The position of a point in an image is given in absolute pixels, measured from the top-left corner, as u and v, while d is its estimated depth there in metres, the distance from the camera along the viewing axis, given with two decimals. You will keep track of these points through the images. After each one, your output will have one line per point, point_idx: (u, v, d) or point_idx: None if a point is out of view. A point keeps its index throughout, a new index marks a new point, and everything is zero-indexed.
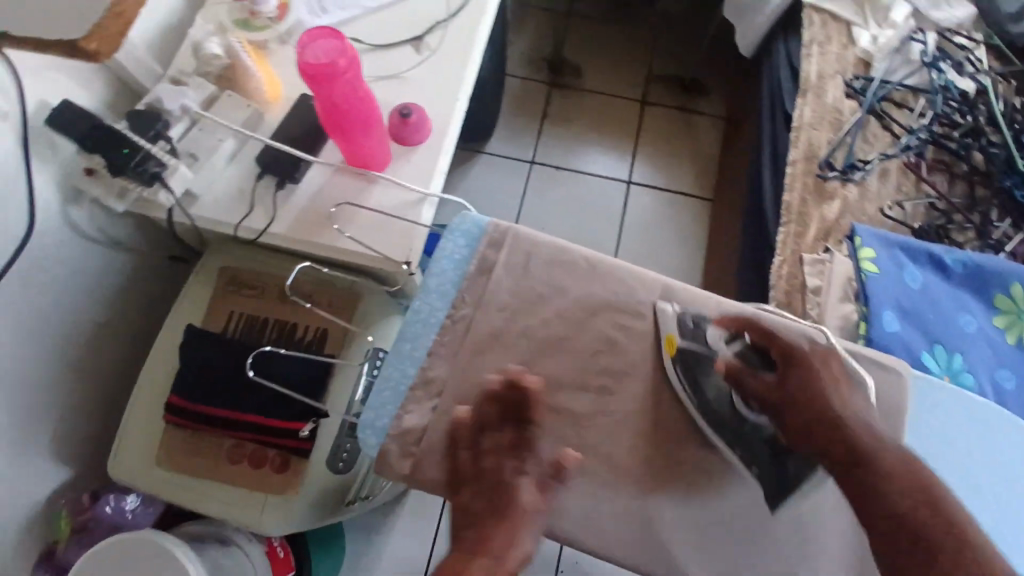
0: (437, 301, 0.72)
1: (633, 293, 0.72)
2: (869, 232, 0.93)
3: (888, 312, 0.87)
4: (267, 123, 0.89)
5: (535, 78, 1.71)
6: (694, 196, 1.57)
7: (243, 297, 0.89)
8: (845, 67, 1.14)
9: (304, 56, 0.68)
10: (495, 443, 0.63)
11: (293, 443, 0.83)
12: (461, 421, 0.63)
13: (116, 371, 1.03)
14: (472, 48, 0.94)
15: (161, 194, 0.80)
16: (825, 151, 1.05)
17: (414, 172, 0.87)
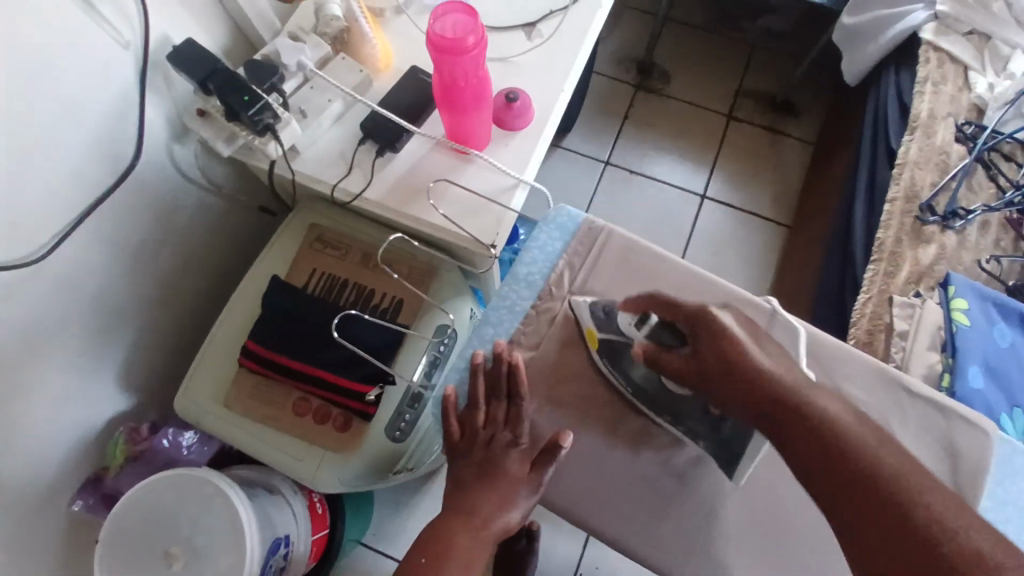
0: (523, 288, 0.77)
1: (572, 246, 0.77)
2: (965, 283, 0.90)
3: (975, 368, 0.84)
4: (374, 90, 0.91)
5: (622, 78, 1.69)
6: (768, 219, 1.54)
7: (327, 256, 0.91)
8: (959, 109, 1.09)
9: (435, 28, 0.68)
10: (475, 414, 0.70)
11: (358, 406, 0.84)
12: (452, 397, 0.70)
13: (194, 309, 1.07)
14: (583, 41, 0.93)
15: (272, 146, 0.82)
16: (927, 193, 1.01)
17: (510, 158, 0.87)
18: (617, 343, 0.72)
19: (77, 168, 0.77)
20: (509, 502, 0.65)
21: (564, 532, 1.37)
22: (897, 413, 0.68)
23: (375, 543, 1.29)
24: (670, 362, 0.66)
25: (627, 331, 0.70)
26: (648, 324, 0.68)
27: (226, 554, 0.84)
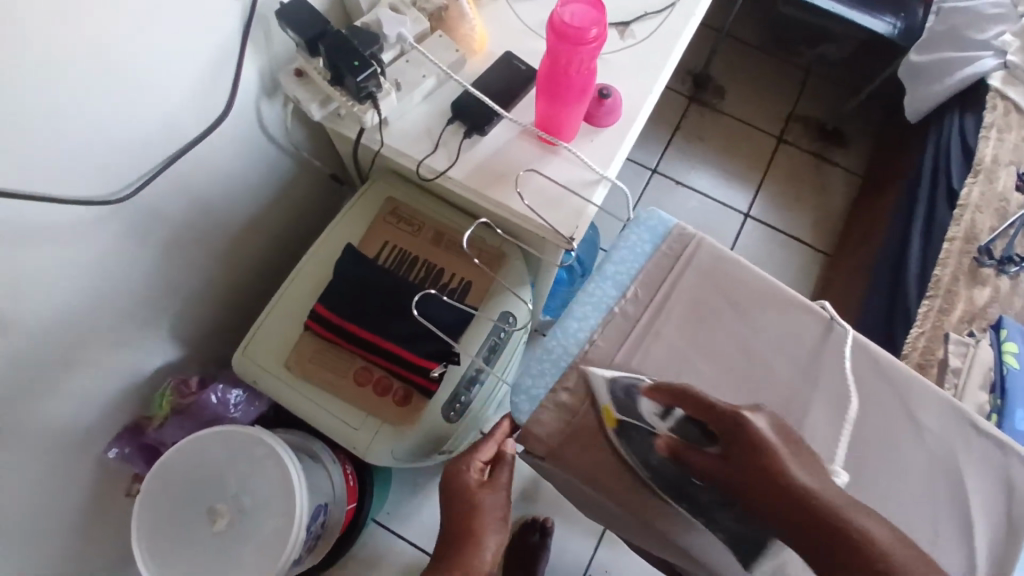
0: (611, 287, 0.72)
1: (637, 416, 0.65)
2: (1017, 328, 0.92)
3: (1023, 411, 0.86)
4: (467, 71, 0.91)
5: (676, 89, 1.71)
6: (808, 245, 1.56)
7: (401, 230, 0.90)
8: (1022, 158, 1.11)
9: (557, 15, 0.69)
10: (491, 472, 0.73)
11: (421, 381, 0.83)
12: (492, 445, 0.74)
13: (249, 268, 1.06)
14: (675, 46, 0.95)
15: (369, 115, 0.82)
16: (986, 237, 1.03)
17: (595, 153, 0.88)
18: (634, 428, 0.65)
19: (172, 112, 0.77)
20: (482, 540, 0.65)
21: (580, 530, 1.38)
22: (958, 443, 0.69)
23: (392, 523, 1.29)
24: (696, 462, 0.58)
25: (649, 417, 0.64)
26: (672, 416, 0.62)
27: (273, 516, 0.85)
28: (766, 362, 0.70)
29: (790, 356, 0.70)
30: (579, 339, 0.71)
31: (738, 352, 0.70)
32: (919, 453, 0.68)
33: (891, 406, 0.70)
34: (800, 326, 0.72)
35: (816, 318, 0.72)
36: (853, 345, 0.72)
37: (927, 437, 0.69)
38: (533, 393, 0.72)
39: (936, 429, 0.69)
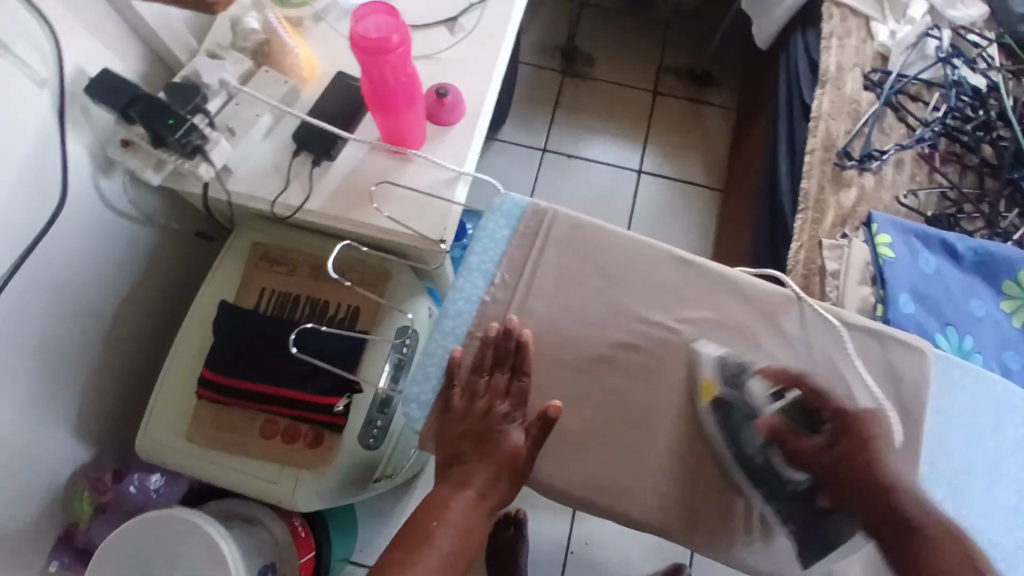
0: (478, 279, 0.73)
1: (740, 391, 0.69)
2: (888, 220, 0.96)
3: (905, 296, 0.92)
4: (303, 100, 0.89)
5: (548, 66, 1.72)
6: (704, 187, 1.60)
7: (274, 273, 0.88)
8: (864, 60, 1.16)
9: (356, 30, 0.68)
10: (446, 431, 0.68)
11: (326, 418, 0.83)
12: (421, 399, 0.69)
13: (142, 346, 1.03)
14: (506, 30, 0.95)
15: (203, 167, 0.80)
16: (843, 140, 1.07)
17: (448, 153, 0.87)
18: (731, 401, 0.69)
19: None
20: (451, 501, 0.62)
21: (551, 513, 1.40)
22: (831, 344, 0.73)
23: (362, 561, 1.27)
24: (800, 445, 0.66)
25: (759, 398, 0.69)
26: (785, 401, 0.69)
27: None
28: (641, 315, 0.72)
29: (661, 304, 0.73)
30: (457, 335, 0.70)
31: (609, 312, 0.72)
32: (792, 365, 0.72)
33: (765, 325, 0.73)
34: (665, 272, 0.74)
35: (675, 260, 0.75)
36: (717, 278, 0.74)
37: (801, 346, 0.72)
38: (424, 400, 0.68)
39: (807, 336, 0.73)
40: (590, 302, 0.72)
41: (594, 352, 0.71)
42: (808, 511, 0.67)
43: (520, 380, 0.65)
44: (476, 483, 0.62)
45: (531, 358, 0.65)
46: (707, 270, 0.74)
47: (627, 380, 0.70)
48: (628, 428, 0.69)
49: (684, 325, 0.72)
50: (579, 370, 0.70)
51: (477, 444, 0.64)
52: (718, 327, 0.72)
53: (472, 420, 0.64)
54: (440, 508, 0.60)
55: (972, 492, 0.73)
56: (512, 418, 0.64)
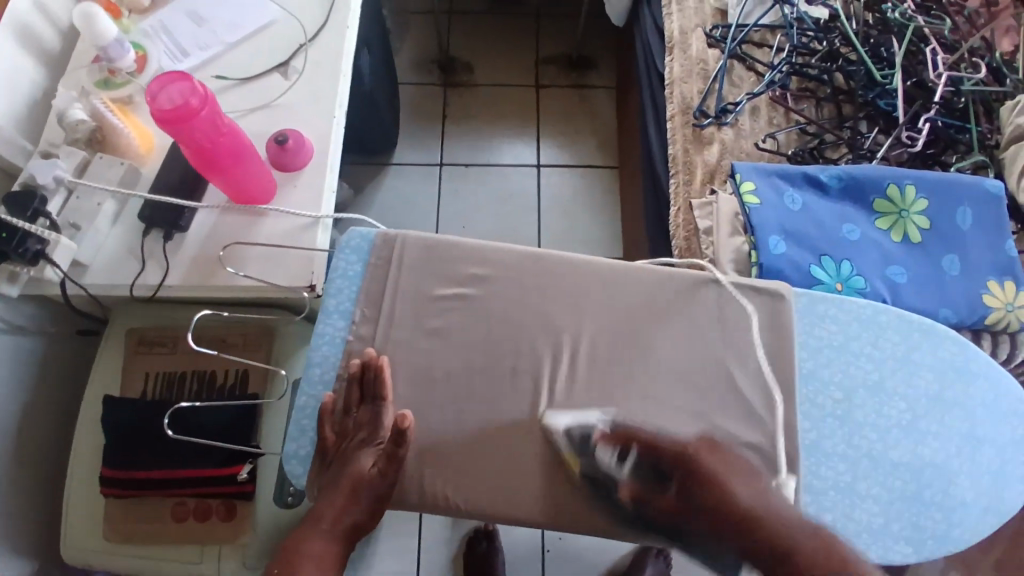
0: (338, 320, 0.72)
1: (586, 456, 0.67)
2: (748, 168, 0.98)
3: (775, 237, 0.93)
4: (144, 178, 0.88)
5: (429, 82, 1.72)
6: (602, 167, 1.63)
7: (156, 355, 0.87)
8: (705, 18, 1.18)
9: (156, 104, 0.69)
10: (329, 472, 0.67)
11: (233, 489, 0.82)
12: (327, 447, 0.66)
13: (51, 458, 0.99)
14: (340, 64, 0.94)
15: (49, 271, 0.80)
16: (698, 100, 1.10)
17: (303, 198, 0.86)
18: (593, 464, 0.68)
19: None
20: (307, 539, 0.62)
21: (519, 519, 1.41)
22: (694, 307, 0.74)
23: None
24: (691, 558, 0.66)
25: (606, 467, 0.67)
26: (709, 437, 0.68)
27: None
28: (508, 318, 0.72)
29: (523, 303, 0.73)
30: (326, 381, 0.70)
31: (473, 321, 0.72)
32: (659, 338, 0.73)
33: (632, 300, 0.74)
34: (525, 272, 0.74)
35: (531, 258, 0.75)
36: (577, 266, 0.75)
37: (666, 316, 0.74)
38: (302, 454, 0.68)
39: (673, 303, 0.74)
40: (454, 318, 0.72)
41: (468, 368, 0.70)
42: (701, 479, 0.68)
43: (378, 405, 0.66)
44: (326, 515, 0.63)
45: (386, 383, 0.67)
46: (564, 260, 0.75)
47: (500, 385, 0.70)
48: (514, 435, 0.69)
49: (550, 320, 0.73)
50: (456, 389, 0.70)
51: (333, 478, 0.64)
52: (582, 313, 0.73)
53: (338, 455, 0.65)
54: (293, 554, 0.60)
55: (860, 419, 0.73)
56: (367, 443, 0.65)
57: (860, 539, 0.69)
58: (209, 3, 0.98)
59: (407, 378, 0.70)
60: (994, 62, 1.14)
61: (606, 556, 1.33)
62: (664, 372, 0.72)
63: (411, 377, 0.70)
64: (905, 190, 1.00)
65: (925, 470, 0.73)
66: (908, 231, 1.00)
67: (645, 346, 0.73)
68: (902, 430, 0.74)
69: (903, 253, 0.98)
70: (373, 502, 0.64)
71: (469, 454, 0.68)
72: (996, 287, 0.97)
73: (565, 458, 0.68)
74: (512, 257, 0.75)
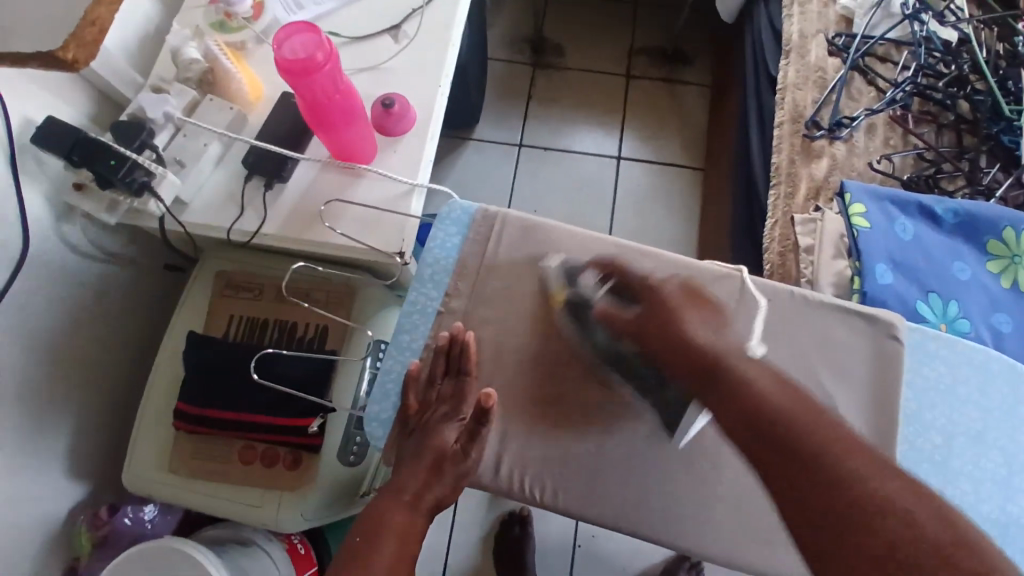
0: (431, 290, 0.71)
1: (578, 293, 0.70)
2: (860, 188, 0.92)
3: (882, 265, 0.88)
4: (251, 126, 0.89)
5: (518, 60, 1.69)
6: (683, 167, 1.58)
7: (240, 299, 0.88)
8: (827, 24, 1.11)
9: (281, 53, 0.69)
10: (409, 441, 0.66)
11: (301, 440, 0.83)
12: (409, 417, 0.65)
13: (125, 384, 1.03)
14: (449, 33, 0.92)
15: (153, 205, 0.82)
16: (810, 110, 1.04)
17: (401, 165, 0.85)
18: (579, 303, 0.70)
19: None
20: (391, 505, 0.60)
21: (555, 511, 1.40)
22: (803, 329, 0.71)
23: None
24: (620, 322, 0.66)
25: (587, 291, 0.70)
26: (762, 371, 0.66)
27: None
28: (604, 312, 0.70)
29: None
30: (413, 350, 0.69)
31: (567, 311, 0.70)
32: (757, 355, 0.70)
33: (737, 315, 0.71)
34: (626, 270, 0.72)
35: (632, 256, 0.73)
36: (680, 271, 0.72)
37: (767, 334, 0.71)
38: (383, 417, 0.68)
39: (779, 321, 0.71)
40: (549, 305, 0.70)
41: (557, 357, 0.69)
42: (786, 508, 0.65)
43: (462, 380, 0.66)
44: (408, 487, 0.61)
45: (473, 359, 0.66)
46: (668, 263, 0.73)
47: (588, 379, 0.68)
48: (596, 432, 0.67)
49: None
50: (546, 378, 0.68)
51: (414, 449, 0.64)
52: None
53: (421, 426, 0.65)
54: (376, 519, 0.59)
55: (958, 468, 0.70)
56: (450, 417, 0.65)
57: None
58: None
59: (496, 359, 0.68)
60: None
61: (639, 561, 1.31)
62: None
63: (501, 358, 0.69)
64: (1021, 236, 0.93)
65: (1014, 532, 0.69)
66: (1018, 277, 0.93)
67: None
68: (997, 486, 0.70)
69: (1012, 301, 0.91)
70: (452, 478, 0.63)
71: (546, 441, 0.67)
72: None
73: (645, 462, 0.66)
74: (613, 253, 0.73)
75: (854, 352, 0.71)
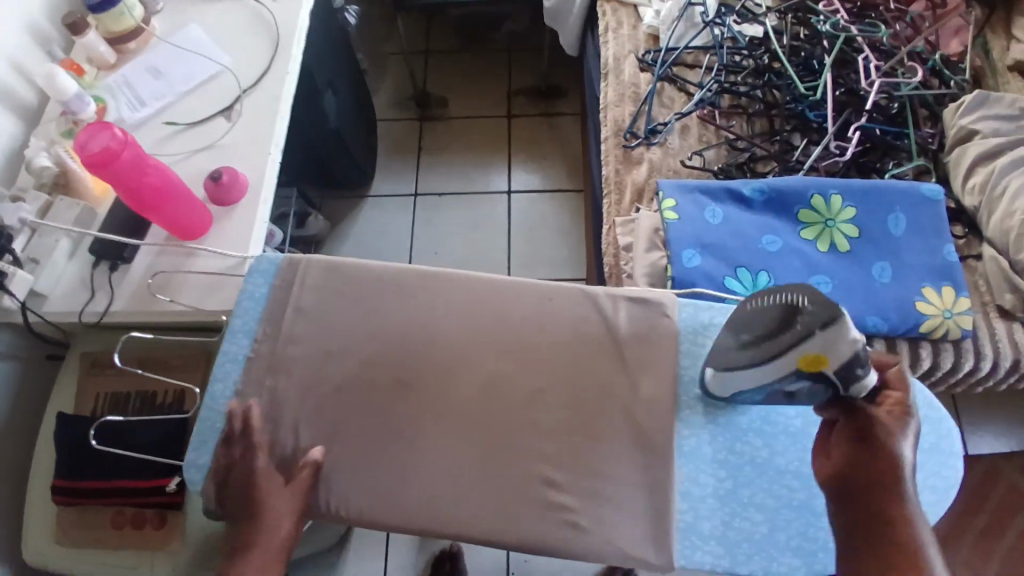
0: (242, 339, 0.75)
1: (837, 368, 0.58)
2: (671, 186, 1.01)
3: (690, 251, 0.94)
4: (99, 218, 0.97)
5: (405, 117, 1.80)
6: (568, 190, 1.68)
7: (105, 377, 0.94)
8: (638, 44, 1.22)
9: (83, 149, 0.78)
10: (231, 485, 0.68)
11: (164, 499, 0.87)
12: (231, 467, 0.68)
13: (22, 477, 1.07)
14: (277, 105, 1.01)
15: (8, 299, 0.88)
16: (629, 122, 1.13)
17: (234, 231, 0.92)
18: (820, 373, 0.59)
19: None
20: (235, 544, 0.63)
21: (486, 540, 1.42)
22: (596, 318, 0.74)
23: None
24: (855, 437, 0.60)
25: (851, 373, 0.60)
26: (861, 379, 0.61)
27: None
28: (404, 333, 0.74)
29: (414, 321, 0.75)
30: (226, 395, 0.72)
31: (365, 337, 0.74)
32: (545, 352, 0.73)
33: (531, 317, 0.75)
34: (420, 292, 0.77)
35: (427, 278, 0.78)
36: (473, 284, 0.77)
37: (554, 330, 0.74)
38: (201, 463, 0.71)
39: (574, 314, 0.74)
40: (351, 333, 0.75)
41: (364, 381, 0.72)
42: (591, 489, 0.67)
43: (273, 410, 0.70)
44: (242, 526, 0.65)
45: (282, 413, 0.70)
46: (459, 279, 0.77)
47: (393, 394, 0.72)
48: (405, 446, 0.70)
49: (442, 336, 0.74)
50: (356, 400, 0.72)
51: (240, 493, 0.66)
52: (473, 324, 0.75)
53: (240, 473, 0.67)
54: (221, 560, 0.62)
55: (745, 425, 0.71)
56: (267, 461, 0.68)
57: (743, 552, 0.66)
58: (166, 58, 1.08)
59: (304, 391, 0.72)
60: (936, 65, 1.16)
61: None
62: (560, 381, 0.72)
63: (310, 389, 0.72)
64: (831, 200, 1.01)
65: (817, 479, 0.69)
66: (835, 239, 0.99)
67: (540, 360, 0.73)
68: (793, 438, 0.71)
69: (831, 262, 0.97)
70: (302, 495, 0.66)
71: (356, 459, 0.69)
72: (931, 293, 0.96)
73: (452, 465, 0.69)
74: (411, 276, 0.78)
75: (648, 335, 0.73)
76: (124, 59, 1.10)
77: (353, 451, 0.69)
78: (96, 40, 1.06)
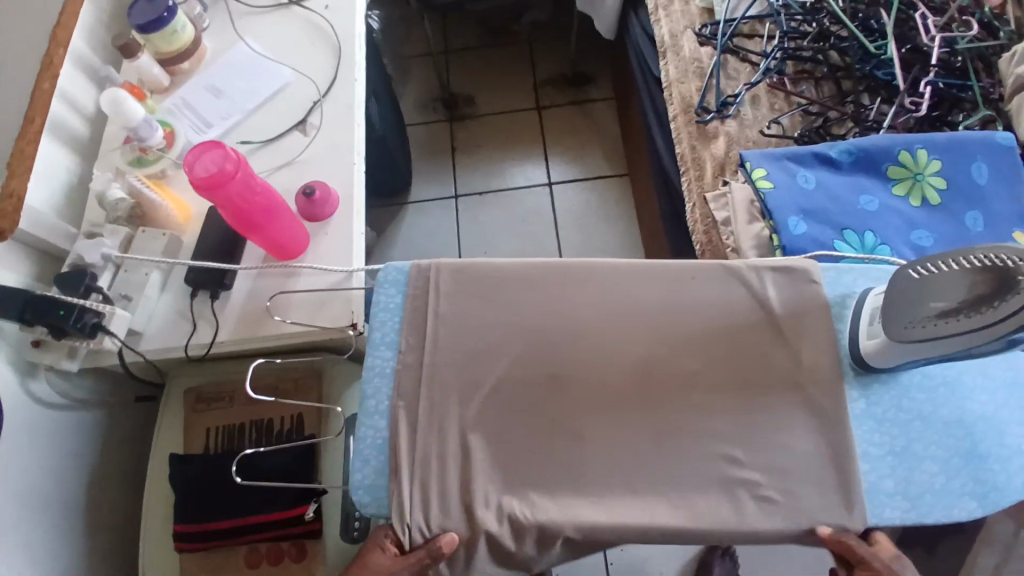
0: (386, 351, 0.73)
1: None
2: (756, 156, 1.00)
3: (793, 218, 0.94)
4: (186, 246, 0.94)
5: (435, 119, 1.77)
6: (610, 176, 1.67)
7: (216, 410, 0.91)
8: (692, 19, 1.21)
9: (194, 173, 0.76)
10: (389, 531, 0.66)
11: (301, 529, 0.85)
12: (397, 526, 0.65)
13: (122, 524, 1.03)
14: (353, 114, 0.99)
15: (108, 341, 0.84)
16: (697, 98, 1.12)
17: (333, 245, 0.90)
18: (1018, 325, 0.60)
19: None
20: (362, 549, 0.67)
21: None
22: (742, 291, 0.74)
23: None
24: None
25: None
26: None
27: None
28: (549, 328, 0.73)
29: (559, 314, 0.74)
30: (381, 412, 0.70)
31: (510, 337, 0.73)
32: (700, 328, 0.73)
33: (677, 298, 0.74)
34: (559, 285, 0.75)
35: (563, 271, 0.76)
36: (610, 270, 0.76)
37: (703, 306, 0.73)
38: (368, 483, 0.68)
39: (721, 289, 0.74)
40: (497, 334, 0.73)
41: (518, 382, 0.71)
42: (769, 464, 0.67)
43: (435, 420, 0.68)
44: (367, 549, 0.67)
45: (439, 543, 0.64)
46: (596, 266, 0.76)
47: (551, 391, 0.71)
48: (573, 442, 0.68)
49: (590, 327, 0.73)
50: (513, 403, 0.70)
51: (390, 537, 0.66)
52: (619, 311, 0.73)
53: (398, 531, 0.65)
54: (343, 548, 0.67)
55: (907, 382, 0.71)
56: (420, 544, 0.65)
57: (926, 504, 0.65)
58: (225, 75, 1.05)
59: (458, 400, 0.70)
60: (985, 17, 1.14)
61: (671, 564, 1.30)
62: (718, 360, 0.71)
63: (463, 396, 0.70)
64: (917, 154, 1.00)
65: (979, 426, 0.69)
66: (926, 194, 0.99)
67: (693, 340, 0.72)
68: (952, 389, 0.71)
69: (926, 216, 0.97)
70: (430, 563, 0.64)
71: (525, 462, 0.68)
72: (1023, 238, 0.97)
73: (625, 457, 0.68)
74: (543, 271, 0.76)
75: (796, 301, 0.73)
76: (179, 81, 1.06)
77: (523, 455, 0.68)
78: (147, 60, 1.01)
